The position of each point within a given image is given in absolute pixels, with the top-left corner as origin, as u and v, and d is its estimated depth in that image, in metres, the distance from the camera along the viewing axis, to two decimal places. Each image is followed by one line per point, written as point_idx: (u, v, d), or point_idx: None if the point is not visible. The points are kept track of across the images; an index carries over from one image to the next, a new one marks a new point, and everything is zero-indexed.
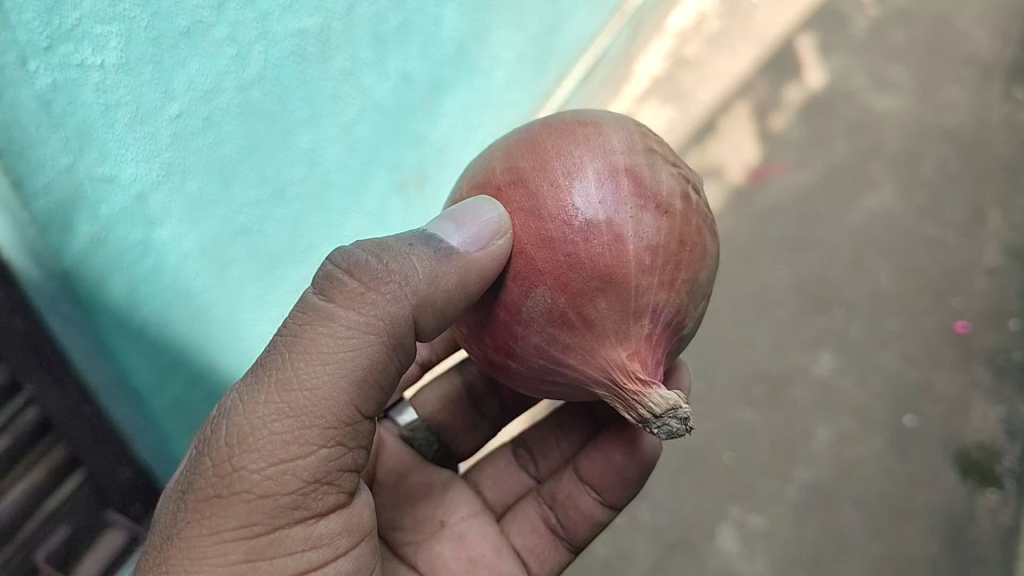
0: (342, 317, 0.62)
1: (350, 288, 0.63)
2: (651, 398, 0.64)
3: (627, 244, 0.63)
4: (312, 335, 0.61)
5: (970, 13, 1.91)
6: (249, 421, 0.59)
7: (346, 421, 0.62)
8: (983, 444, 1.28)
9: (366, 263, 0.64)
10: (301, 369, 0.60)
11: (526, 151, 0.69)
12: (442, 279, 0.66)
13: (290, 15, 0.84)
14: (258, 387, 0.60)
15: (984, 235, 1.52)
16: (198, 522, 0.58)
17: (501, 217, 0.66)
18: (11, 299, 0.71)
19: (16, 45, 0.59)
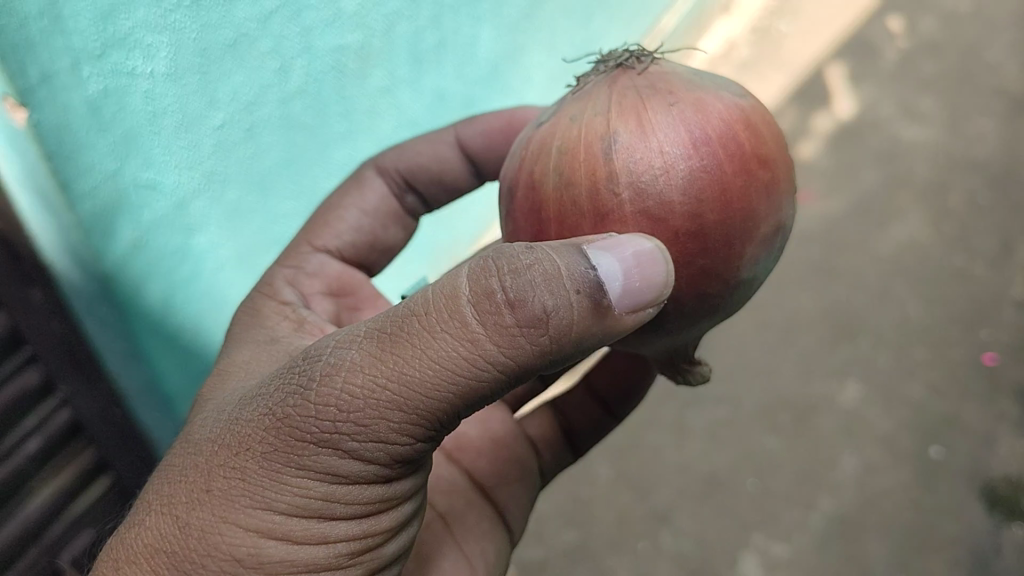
0: (490, 345, 0.48)
1: (502, 317, 0.48)
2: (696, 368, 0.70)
3: (747, 286, 0.61)
4: (440, 330, 0.49)
5: (999, 46, 1.91)
6: (356, 402, 0.49)
7: (452, 418, 0.52)
8: (1011, 477, 1.27)
9: (532, 283, 0.48)
10: (427, 354, 0.49)
11: (622, 126, 0.58)
12: (589, 335, 0.50)
13: (333, 30, 0.85)
14: (378, 350, 0.49)
15: (1013, 267, 1.51)
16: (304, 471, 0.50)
17: (666, 279, 0.51)
18: (50, 300, 0.71)
19: (70, 51, 0.59)
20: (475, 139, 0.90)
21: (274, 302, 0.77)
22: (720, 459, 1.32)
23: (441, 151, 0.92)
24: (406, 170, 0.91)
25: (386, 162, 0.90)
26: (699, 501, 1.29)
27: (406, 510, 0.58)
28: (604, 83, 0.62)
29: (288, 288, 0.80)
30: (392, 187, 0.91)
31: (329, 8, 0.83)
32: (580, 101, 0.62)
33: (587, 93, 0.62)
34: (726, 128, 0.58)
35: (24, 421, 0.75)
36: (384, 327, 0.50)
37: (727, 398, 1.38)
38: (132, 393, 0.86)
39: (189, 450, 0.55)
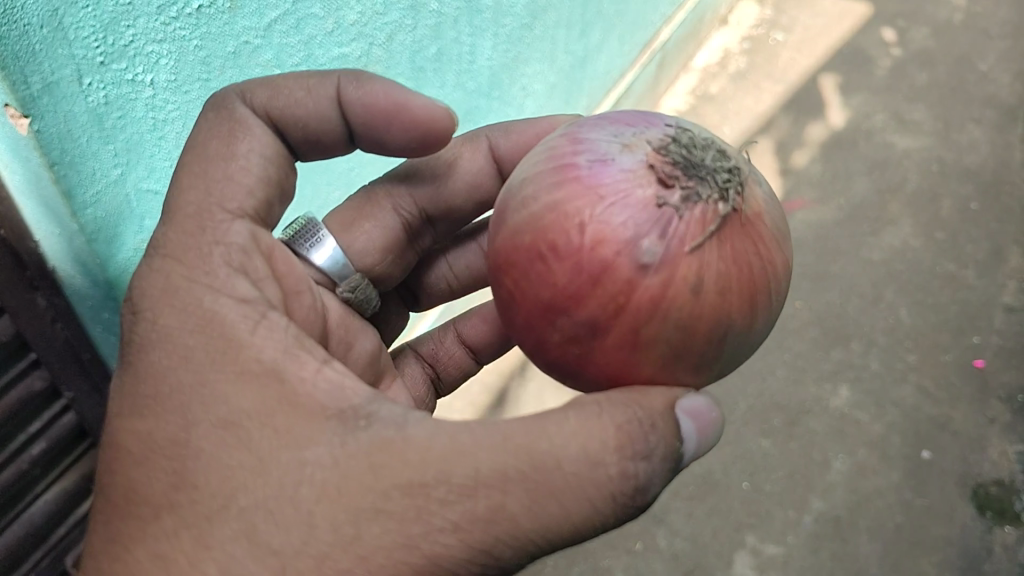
0: (626, 511, 0.53)
1: (644, 484, 0.53)
2: None
3: None
4: (592, 493, 0.51)
5: (991, 57, 1.94)
6: (494, 547, 0.51)
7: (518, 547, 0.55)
8: (1002, 481, 1.30)
9: (666, 463, 0.55)
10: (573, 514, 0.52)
11: (741, 315, 0.56)
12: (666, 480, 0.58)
13: (333, 40, 0.87)
14: (526, 499, 0.51)
15: (1003, 274, 1.54)
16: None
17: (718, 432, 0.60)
18: (54, 308, 0.73)
19: (72, 60, 0.61)
20: (357, 106, 0.68)
21: (232, 303, 0.56)
22: (715, 461, 1.34)
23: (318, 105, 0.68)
24: (279, 114, 0.67)
25: (255, 97, 0.66)
26: (694, 502, 1.30)
27: None
28: (708, 226, 0.56)
29: (238, 277, 0.58)
30: (267, 132, 0.65)
31: (328, 19, 0.85)
32: (690, 258, 0.55)
33: (703, 254, 0.55)
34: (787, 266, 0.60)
35: (30, 426, 0.78)
36: (529, 476, 0.51)
37: (723, 401, 1.40)
38: None
39: (253, 541, 0.49)
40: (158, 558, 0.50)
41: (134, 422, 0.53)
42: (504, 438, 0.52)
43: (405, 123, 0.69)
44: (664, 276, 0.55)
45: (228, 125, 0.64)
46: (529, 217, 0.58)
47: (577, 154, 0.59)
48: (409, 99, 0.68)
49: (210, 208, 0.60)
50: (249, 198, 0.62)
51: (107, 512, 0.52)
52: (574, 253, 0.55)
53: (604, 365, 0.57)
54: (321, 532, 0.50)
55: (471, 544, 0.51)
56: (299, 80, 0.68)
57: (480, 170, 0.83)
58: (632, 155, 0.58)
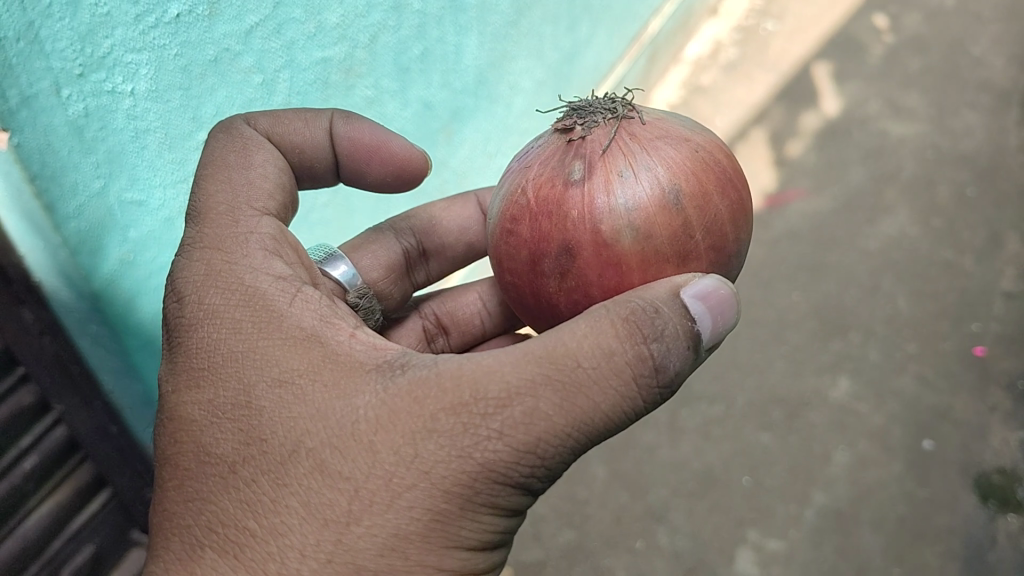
0: (649, 389, 0.52)
1: (660, 361, 0.51)
2: None
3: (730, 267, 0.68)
4: (612, 379, 0.50)
5: (985, 40, 1.92)
6: (532, 446, 0.50)
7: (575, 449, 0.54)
8: (1004, 468, 1.28)
9: (684, 328, 0.53)
10: (608, 404, 0.51)
11: (679, 180, 0.61)
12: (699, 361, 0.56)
13: (315, 44, 0.86)
14: (555, 399, 0.50)
15: (1001, 259, 1.52)
16: (476, 500, 0.51)
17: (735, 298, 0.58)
18: (41, 320, 0.70)
19: (50, 72, 0.60)
20: (344, 142, 0.72)
21: (270, 279, 0.58)
22: (714, 457, 1.33)
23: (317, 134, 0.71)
24: (281, 139, 0.70)
25: (258, 123, 0.69)
26: (694, 499, 1.29)
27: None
28: (611, 135, 0.65)
29: (277, 259, 0.60)
30: (273, 148, 0.68)
31: (310, 22, 0.84)
32: (606, 157, 0.63)
33: (612, 150, 0.64)
34: (723, 154, 0.65)
35: (21, 440, 0.75)
36: (558, 376, 0.50)
37: (722, 397, 1.39)
38: (126, 406, 0.87)
39: (321, 473, 0.50)
40: (242, 505, 0.51)
41: (193, 388, 0.54)
42: (530, 357, 0.51)
43: (384, 162, 0.74)
44: (585, 179, 0.62)
45: (241, 144, 0.66)
46: (494, 212, 0.67)
47: (510, 163, 0.70)
48: (391, 140, 0.74)
49: (237, 207, 0.62)
50: (270, 202, 0.64)
51: (180, 479, 0.53)
52: (524, 210, 0.64)
53: (599, 283, 0.61)
54: (382, 457, 0.50)
55: (516, 448, 0.50)
56: (298, 114, 0.71)
57: (470, 218, 0.91)
58: (542, 139, 0.69)
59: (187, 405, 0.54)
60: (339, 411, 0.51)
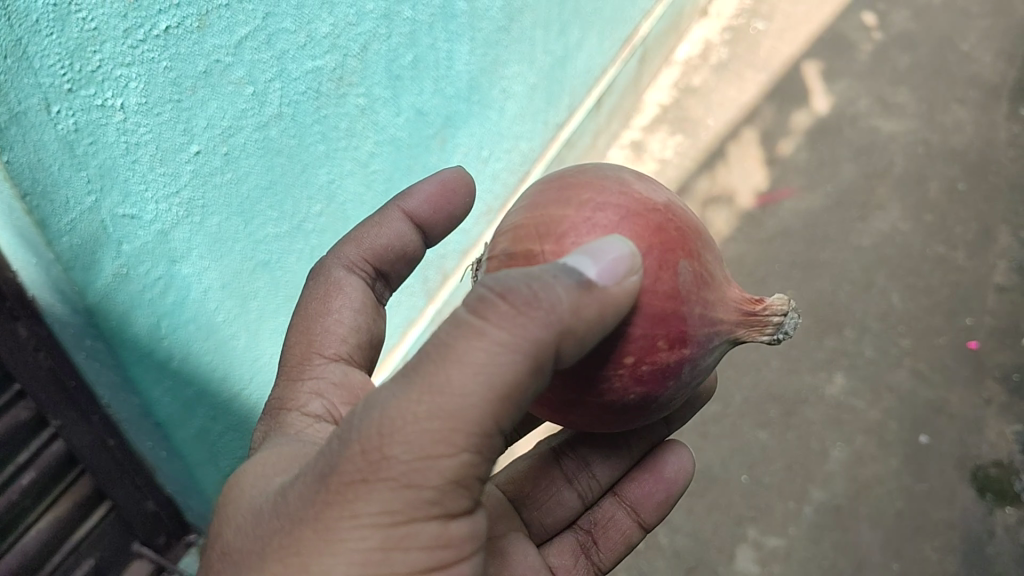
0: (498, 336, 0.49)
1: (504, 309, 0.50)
2: (769, 311, 0.71)
3: (687, 236, 0.63)
4: (454, 347, 0.49)
5: (973, 36, 1.93)
6: (393, 430, 0.48)
7: (489, 432, 0.51)
8: (1000, 462, 1.29)
9: (517, 284, 0.51)
10: (454, 377, 0.49)
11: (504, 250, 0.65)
12: (584, 309, 0.52)
13: (306, 54, 0.86)
14: (402, 387, 0.49)
15: (993, 254, 1.53)
16: (336, 505, 0.49)
17: (616, 248, 0.56)
18: (37, 336, 0.73)
19: (40, 89, 0.61)
20: (421, 209, 0.84)
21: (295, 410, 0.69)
22: (713, 456, 1.33)
23: (398, 228, 0.82)
24: (373, 252, 0.81)
25: (346, 257, 0.79)
26: (693, 498, 1.30)
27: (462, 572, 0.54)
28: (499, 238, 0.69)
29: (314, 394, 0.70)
30: (361, 282, 0.79)
31: (300, 32, 0.85)
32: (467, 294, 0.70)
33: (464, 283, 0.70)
34: (548, 188, 0.67)
35: (19, 455, 0.78)
36: (414, 365, 0.50)
37: (718, 395, 1.39)
38: (124, 418, 0.84)
39: (238, 544, 0.53)
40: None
41: None
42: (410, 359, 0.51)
43: (457, 191, 0.85)
44: None
45: (326, 288, 0.77)
46: None
47: None
48: (443, 175, 0.85)
49: (311, 357, 0.73)
50: (342, 344, 0.74)
51: None
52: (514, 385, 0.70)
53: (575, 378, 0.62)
54: (275, 508, 0.52)
55: (371, 437, 0.48)
56: (371, 222, 0.82)
57: None
58: None
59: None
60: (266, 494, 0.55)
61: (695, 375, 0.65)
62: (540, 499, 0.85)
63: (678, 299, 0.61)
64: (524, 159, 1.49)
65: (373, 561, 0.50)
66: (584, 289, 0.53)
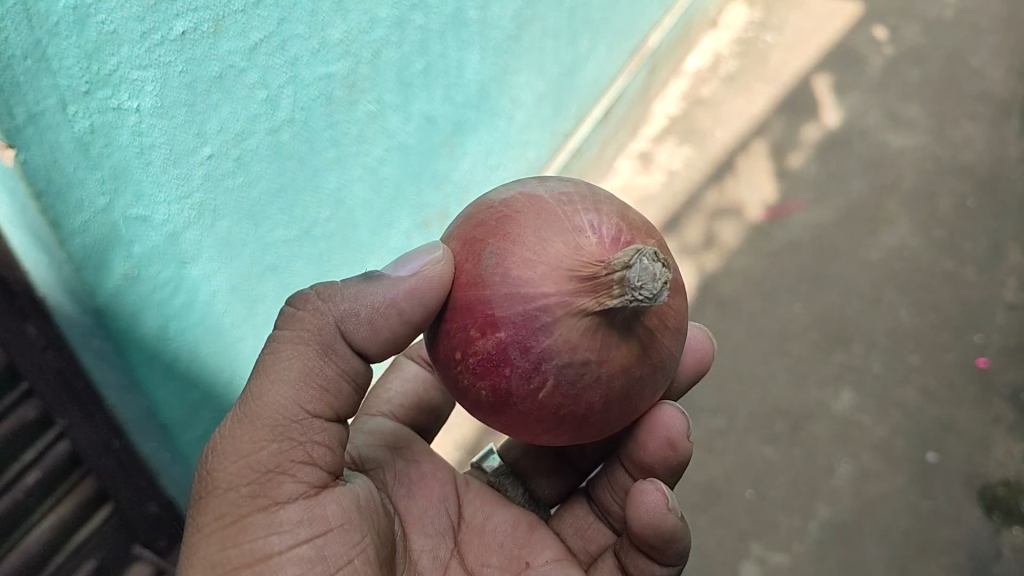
0: (278, 339, 0.65)
1: (289, 314, 0.66)
2: (617, 260, 0.59)
3: (515, 220, 0.63)
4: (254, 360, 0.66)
5: (985, 52, 1.92)
6: (216, 443, 0.62)
7: (287, 418, 0.62)
8: (1009, 481, 1.28)
9: (306, 293, 0.67)
10: (252, 384, 0.63)
11: None
12: (372, 300, 0.66)
13: (318, 59, 0.86)
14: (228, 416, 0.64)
15: (1003, 271, 1.53)
16: (190, 528, 0.61)
17: (426, 248, 0.66)
18: (45, 335, 0.71)
19: (56, 90, 0.60)
20: None
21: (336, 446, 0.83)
22: (717, 469, 1.33)
23: None
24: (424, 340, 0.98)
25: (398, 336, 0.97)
26: (697, 512, 1.29)
27: (307, 553, 0.60)
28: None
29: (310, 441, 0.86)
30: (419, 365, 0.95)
31: (314, 38, 0.84)
32: None
33: None
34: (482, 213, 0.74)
35: (23, 455, 0.75)
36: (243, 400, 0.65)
37: (724, 408, 1.39)
38: (129, 419, 0.83)
39: None
40: None
41: None
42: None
43: None
44: None
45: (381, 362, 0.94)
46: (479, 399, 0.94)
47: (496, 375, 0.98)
48: None
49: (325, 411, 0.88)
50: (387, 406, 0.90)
51: None
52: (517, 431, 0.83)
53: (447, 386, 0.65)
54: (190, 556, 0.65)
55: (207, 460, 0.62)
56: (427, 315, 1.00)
57: None
58: None
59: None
60: None
61: (539, 361, 0.59)
62: (586, 531, 0.86)
63: (481, 281, 0.61)
64: (532, 169, 1.48)
65: (217, 560, 0.59)
66: (376, 294, 0.66)
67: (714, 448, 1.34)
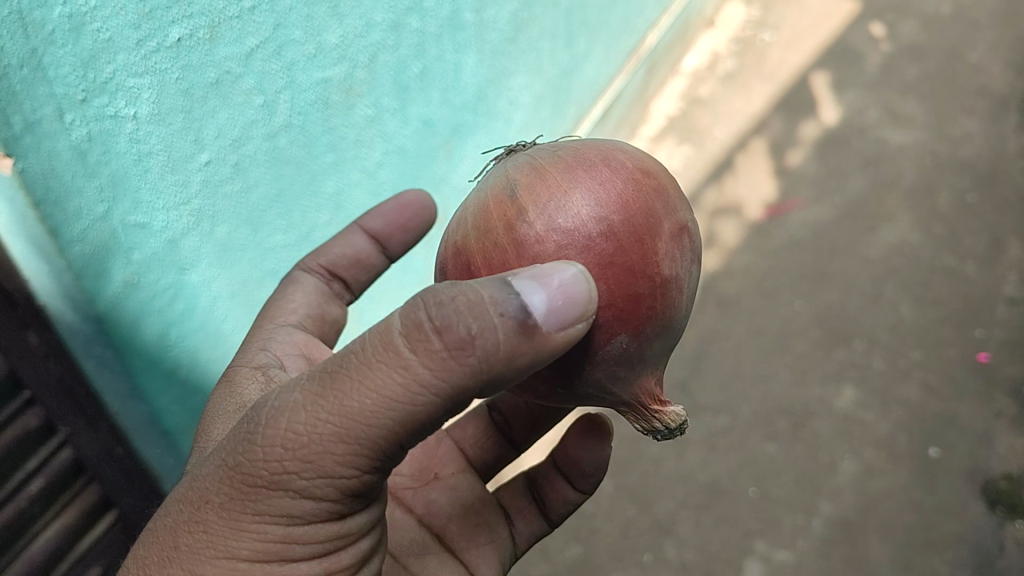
0: (421, 363, 0.48)
1: (431, 341, 0.48)
2: (669, 416, 0.66)
3: (656, 317, 0.58)
4: (375, 356, 0.49)
5: (982, 47, 1.92)
6: (302, 435, 0.49)
7: (393, 446, 0.52)
8: (1012, 475, 1.28)
9: (455, 314, 0.48)
10: (355, 391, 0.49)
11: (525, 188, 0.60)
12: (517, 354, 0.49)
13: (315, 65, 0.86)
14: (312, 393, 0.50)
15: (1003, 265, 1.52)
16: (233, 507, 0.51)
17: (589, 297, 0.52)
18: (47, 343, 0.71)
19: (53, 98, 0.61)
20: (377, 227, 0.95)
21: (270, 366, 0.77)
22: (720, 468, 1.34)
23: (354, 244, 0.93)
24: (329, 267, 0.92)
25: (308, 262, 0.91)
26: (701, 511, 1.30)
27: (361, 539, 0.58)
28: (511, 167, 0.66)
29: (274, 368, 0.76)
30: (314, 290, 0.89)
31: (310, 42, 0.85)
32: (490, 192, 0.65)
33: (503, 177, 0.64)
34: (620, 162, 0.62)
35: (27, 463, 0.73)
36: (317, 372, 0.51)
37: (726, 407, 1.40)
38: (131, 426, 0.84)
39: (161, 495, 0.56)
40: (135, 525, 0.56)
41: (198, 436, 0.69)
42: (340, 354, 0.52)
43: (409, 217, 0.96)
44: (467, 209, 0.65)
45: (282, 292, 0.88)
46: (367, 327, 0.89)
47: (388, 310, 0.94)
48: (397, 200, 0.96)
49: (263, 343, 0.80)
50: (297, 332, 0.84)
51: None
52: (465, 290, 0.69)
53: None
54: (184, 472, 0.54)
55: (276, 449, 0.49)
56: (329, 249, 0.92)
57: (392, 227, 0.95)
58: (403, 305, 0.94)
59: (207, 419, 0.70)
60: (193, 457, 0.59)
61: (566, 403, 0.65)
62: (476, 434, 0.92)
63: (594, 357, 0.59)
64: None
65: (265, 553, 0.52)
66: (529, 337, 0.50)
67: (717, 448, 1.35)
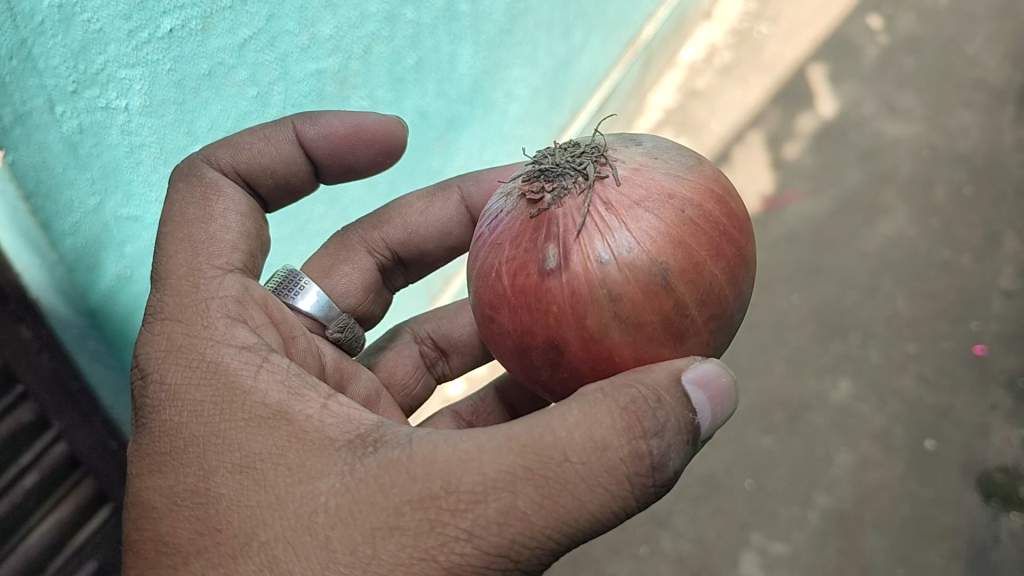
0: (645, 481, 0.52)
1: (652, 461, 0.52)
2: None
3: None
4: (599, 471, 0.50)
5: (980, 40, 1.91)
6: (524, 541, 0.50)
7: None
8: (1007, 467, 1.28)
9: (671, 443, 0.53)
10: (573, 499, 0.50)
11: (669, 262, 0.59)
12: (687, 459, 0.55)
13: (309, 56, 0.86)
14: (532, 497, 0.50)
15: (999, 258, 1.52)
16: None
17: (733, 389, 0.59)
18: (40, 337, 0.70)
19: (43, 89, 0.60)
20: (318, 141, 0.74)
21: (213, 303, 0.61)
22: (716, 461, 1.34)
23: (285, 152, 0.73)
24: (246, 170, 0.71)
25: (219, 160, 0.69)
26: (697, 503, 1.30)
27: None
28: (586, 208, 0.62)
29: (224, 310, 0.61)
30: (236, 192, 0.68)
31: (304, 34, 0.84)
32: (586, 237, 0.61)
33: (618, 223, 0.61)
34: (716, 199, 0.64)
35: (22, 457, 0.73)
36: (504, 458, 0.51)
37: None
38: (123, 419, 0.85)
39: (256, 542, 0.51)
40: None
41: (162, 408, 0.56)
42: (510, 429, 0.52)
43: (367, 141, 0.75)
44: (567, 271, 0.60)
45: (200, 191, 0.66)
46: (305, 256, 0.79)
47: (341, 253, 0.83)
48: (363, 119, 0.75)
49: (199, 267, 0.62)
50: (234, 253, 0.65)
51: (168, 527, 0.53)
52: (506, 297, 0.62)
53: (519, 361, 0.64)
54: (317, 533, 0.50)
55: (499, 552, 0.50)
56: (257, 134, 0.72)
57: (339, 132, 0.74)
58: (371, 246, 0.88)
59: (148, 365, 0.58)
60: (246, 474, 0.53)
61: None
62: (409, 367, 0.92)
63: None
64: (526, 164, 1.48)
65: None
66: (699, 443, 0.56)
67: (713, 441, 1.35)
